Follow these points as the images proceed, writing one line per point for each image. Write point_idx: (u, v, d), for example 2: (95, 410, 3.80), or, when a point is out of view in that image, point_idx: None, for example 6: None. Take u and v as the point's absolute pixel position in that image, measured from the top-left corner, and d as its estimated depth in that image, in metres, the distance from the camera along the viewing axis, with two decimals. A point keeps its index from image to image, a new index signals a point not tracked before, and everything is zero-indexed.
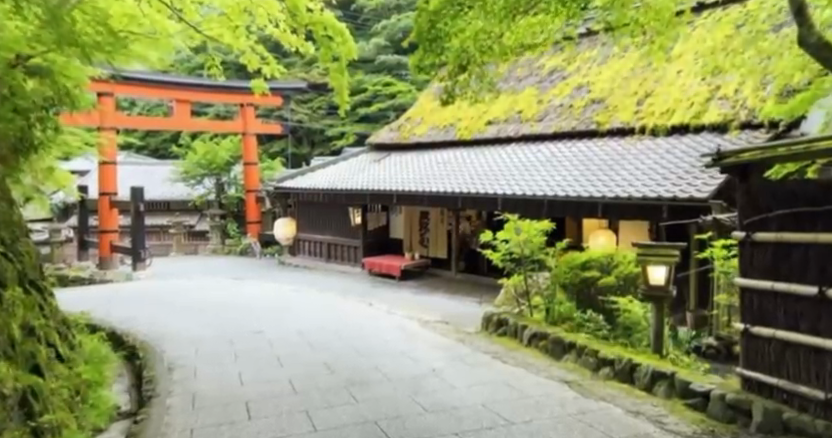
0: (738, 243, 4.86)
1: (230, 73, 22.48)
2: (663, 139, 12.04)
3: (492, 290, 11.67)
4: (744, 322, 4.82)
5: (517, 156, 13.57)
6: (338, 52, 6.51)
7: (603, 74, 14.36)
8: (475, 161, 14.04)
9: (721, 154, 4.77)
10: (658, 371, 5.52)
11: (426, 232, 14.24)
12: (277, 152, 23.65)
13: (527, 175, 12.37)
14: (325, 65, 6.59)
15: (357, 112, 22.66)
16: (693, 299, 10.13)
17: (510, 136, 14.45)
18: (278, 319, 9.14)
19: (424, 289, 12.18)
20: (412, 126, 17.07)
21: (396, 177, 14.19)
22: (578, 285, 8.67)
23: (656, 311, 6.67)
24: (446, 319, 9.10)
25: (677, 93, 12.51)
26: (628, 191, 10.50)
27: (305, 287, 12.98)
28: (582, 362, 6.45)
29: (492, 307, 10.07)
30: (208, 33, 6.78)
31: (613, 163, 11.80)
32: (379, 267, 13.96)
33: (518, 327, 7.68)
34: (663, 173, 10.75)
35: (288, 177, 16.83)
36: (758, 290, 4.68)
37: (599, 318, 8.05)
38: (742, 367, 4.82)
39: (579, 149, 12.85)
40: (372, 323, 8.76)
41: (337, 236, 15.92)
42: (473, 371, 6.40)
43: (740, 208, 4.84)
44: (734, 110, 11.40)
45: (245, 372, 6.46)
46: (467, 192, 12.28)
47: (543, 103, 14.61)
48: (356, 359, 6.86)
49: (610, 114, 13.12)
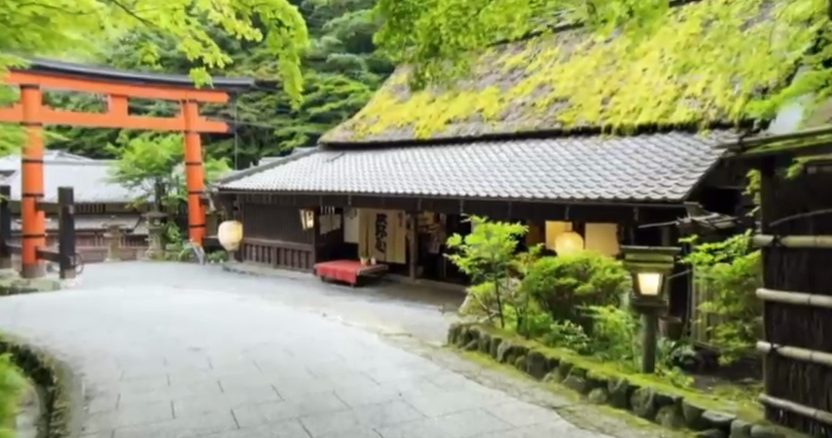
0: (762, 249, 4.18)
1: (172, 68, 21.10)
2: (631, 139, 11.41)
3: (456, 297, 10.88)
4: (770, 341, 4.16)
5: (478, 156, 12.74)
6: (288, 35, 5.63)
7: (566, 72, 13.54)
8: (433, 161, 13.15)
9: (743, 142, 4.11)
10: (662, 395, 4.82)
11: (383, 236, 13.40)
12: (223, 152, 22.31)
13: (490, 176, 11.56)
14: (274, 49, 5.66)
15: (308, 112, 21.49)
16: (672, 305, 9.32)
17: (470, 135, 13.58)
18: (220, 333, 8.11)
19: (382, 297, 11.32)
20: (367, 125, 16.01)
21: (350, 178, 13.24)
22: (551, 293, 7.78)
23: (646, 323, 5.95)
24: (408, 331, 8.23)
25: (644, 91, 11.89)
26: (597, 192, 9.83)
27: (252, 295, 11.97)
28: (568, 382, 5.71)
29: (456, 316, 9.26)
30: (141, 14, 5.57)
31: (580, 164, 11.11)
32: (332, 273, 13.02)
33: (490, 340, 6.85)
34: (635, 173, 10.12)
35: (234, 177, 15.71)
36: (789, 304, 4.02)
37: (578, 330, 7.27)
38: (767, 393, 4.18)
39: (543, 149, 12.09)
40: (326, 337, 7.84)
41: (287, 241, 14.88)
42: (445, 395, 5.57)
43: (764, 208, 4.16)
44: (703, 109, 10.86)
45: (178, 400, 5.50)
46: (427, 193, 11.42)
47: (505, 102, 13.76)
48: (309, 382, 5.96)
49: (574, 113, 12.40)
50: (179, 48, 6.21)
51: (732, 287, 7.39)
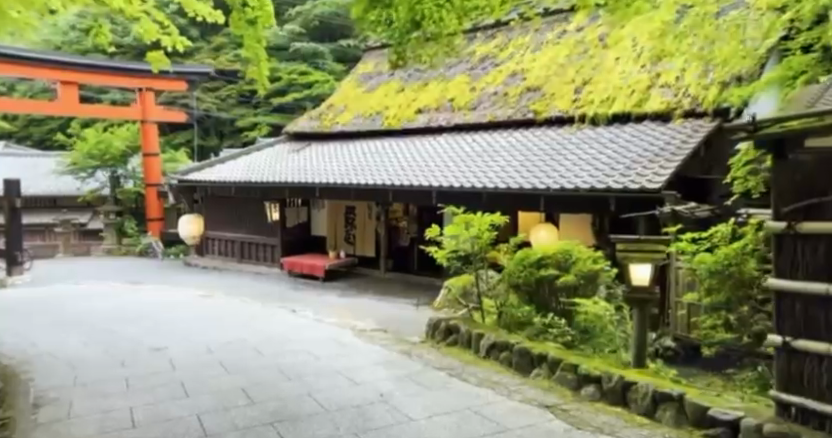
0: (774, 236, 3.92)
1: (126, 56, 20.23)
2: (605, 129, 10.98)
3: (430, 291, 10.52)
4: (781, 334, 3.91)
5: (450, 144, 12.22)
6: (254, 16, 5.26)
7: (537, 61, 12.96)
8: (403, 149, 12.61)
9: (756, 122, 3.81)
10: (661, 392, 4.55)
11: (352, 228, 13.03)
12: (181, 144, 21.46)
13: (462, 166, 11.07)
14: (238, 31, 5.32)
15: (270, 102, 20.78)
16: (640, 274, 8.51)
17: (441, 126, 12.88)
18: (182, 333, 7.62)
19: (352, 291, 10.91)
20: (334, 114, 15.13)
21: (318, 169, 12.71)
22: (533, 286, 7.30)
23: (636, 317, 5.67)
24: (383, 326, 7.85)
25: (617, 81, 11.44)
26: (573, 182, 9.51)
27: (215, 291, 11.45)
28: (558, 379, 5.39)
29: (431, 310, 8.91)
30: None
31: (555, 153, 10.64)
32: (299, 267, 12.56)
33: (472, 335, 6.48)
34: (611, 163, 9.82)
35: (194, 169, 15.07)
36: (804, 294, 3.76)
37: (562, 323, 6.97)
38: (778, 389, 3.93)
39: (516, 139, 11.60)
40: (297, 334, 7.40)
41: (251, 235, 14.33)
42: (429, 395, 5.21)
43: (776, 192, 3.87)
44: (678, 98, 10.54)
45: (137, 406, 5.03)
46: (398, 185, 10.94)
47: (477, 91, 13.12)
48: (282, 384, 5.54)
49: (547, 102, 11.87)
50: (135, 30, 5.74)
51: (714, 277, 7.17)
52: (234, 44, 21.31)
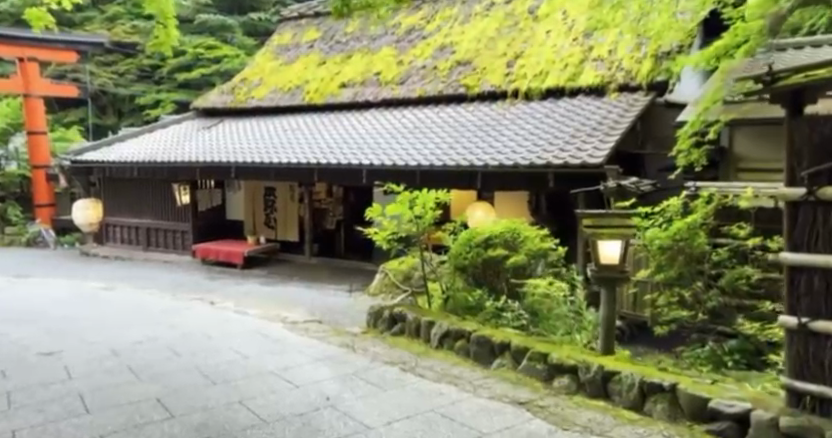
0: (788, 205, 3.46)
1: (5, 25, 18.18)
2: (539, 104, 9.90)
3: (360, 276, 9.75)
4: (794, 316, 3.47)
5: (380, 117, 11.14)
6: None
7: (467, 33, 11.97)
8: (328, 125, 11.51)
9: (773, 74, 3.39)
10: (650, 383, 4.06)
11: (272, 212, 12.13)
12: (73, 122, 19.49)
13: (393, 140, 9.98)
14: None
15: (175, 78, 19.16)
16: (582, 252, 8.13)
17: (368, 101, 11.63)
18: (77, 333, 6.54)
19: (274, 279, 10.02)
20: (248, 88, 13.91)
21: (233, 148, 11.55)
22: (481, 268, 6.55)
23: (605, 299, 5.14)
24: (317, 317, 7.04)
25: (549, 53, 10.44)
26: (512, 158, 8.42)
27: (118, 283, 10.29)
28: (526, 371, 4.79)
29: (365, 296, 8.15)
30: None
31: (489, 129, 9.45)
32: (214, 255, 11.53)
33: (420, 324, 5.81)
34: (549, 137, 8.76)
35: (90, 148, 13.58)
36: (823, 268, 3.33)
37: (516, 306, 6.24)
38: (791, 377, 3.51)
39: (447, 115, 10.38)
40: (219, 330, 6.51)
41: (158, 220, 13.10)
42: (382, 396, 4.52)
43: (791, 156, 3.44)
44: (611, 72, 9.68)
45: (22, 429, 4.09)
46: (324, 163, 9.89)
47: (404, 65, 11.99)
48: (207, 391, 4.69)
49: (479, 76, 10.71)
50: None
51: (664, 253, 6.75)
52: (131, 14, 19.46)
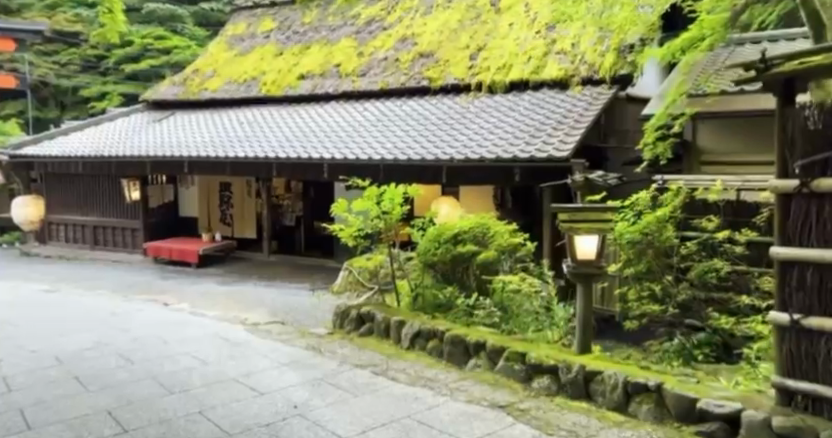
0: (781, 197, 3.35)
1: None
2: (503, 97, 9.64)
3: (321, 274, 9.45)
4: (785, 312, 3.36)
5: (341, 109, 10.81)
6: None
7: (429, 25, 11.71)
8: (286, 117, 11.14)
9: (766, 61, 3.27)
10: (635, 383, 3.91)
11: (228, 208, 11.87)
12: (12, 115, 18.52)
13: (354, 134, 9.67)
14: None
15: (122, 69, 18.40)
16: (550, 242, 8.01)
17: (327, 93, 11.30)
18: (17, 341, 6.08)
19: (231, 278, 9.65)
20: (201, 80, 13.41)
21: (187, 142, 11.08)
22: (450, 265, 6.33)
23: (582, 295, 4.98)
24: (279, 318, 6.74)
25: (512, 46, 10.21)
26: (478, 151, 8.17)
27: (65, 285, 9.77)
28: (503, 373, 4.61)
29: (328, 294, 7.88)
30: None
31: (453, 123, 9.18)
32: (167, 253, 11.07)
33: (390, 324, 5.58)
34: (515, 130, 8.55)
35: (30, 142, 12.88)
36: (816, 262, 3.22)
37: (488, 304, 6.03)
38: (782, 375, 3.40)
39: (410, 108, 10.10)
40: (175, 334, 6.16)
41: (106, 217, 12.53)
42: (353, 403, 4.28)
43: (782, 148, 3.33)
44: (574, 65, 9.44)
45: None
46: (284, 157, 9.54)
47: (365, 56, 11.67)
48: (163, 402, 4.37)
49: (442, 68, 10.46)
50: None
51: (633, 246, 6.62)
52: (73, 1, 18.56)
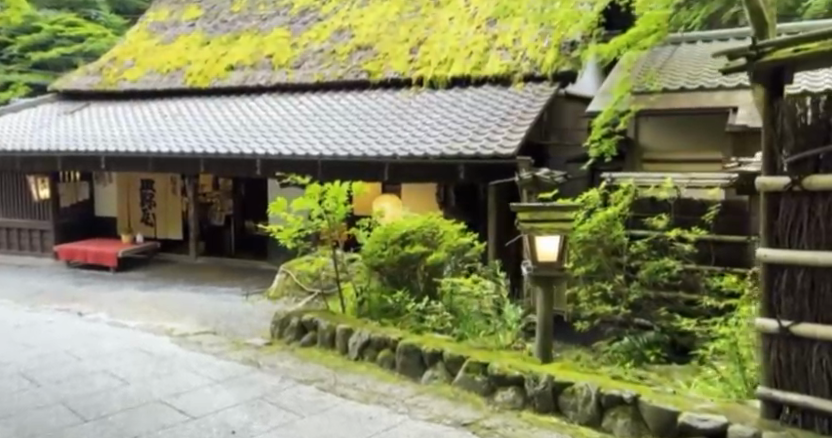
0: (770, 196, 3.13)
1: None
2: (444, 93, 9.21)
3: (254, 277, 8.90)
4: (773, 317, 3.15)
5: (274, 103, 10.24)
6: None
7: (366, 17, 11.27)
8: (214, 110, 10.48)
9: (757, 48, 3.04)
10: (608, 395, 3.65)
11: (149, 207, 11.10)
12: None
13: (288, 129, 9.13)
14: None
15: (28, 57, 16.93)
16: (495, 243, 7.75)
17: (259, 86, 10.68)
18: None
19: (155, 282, 8.97)
20: (119, 69, 12.51)
21: (104, 135, 10.26)
22: (397, 266, 5.93)
23: (543, 299, 4.69)
24: (209, 328, 6.19)
25: (453, 40, 9.85)
26: (421, 148, 7.78)
27: None
28: (463, 386, 4.27)
29: (263, 299, 7.36)
30: None
31: (394, 119, 8.76)
32: (82, 257, 10.23)
33: (336, 333, 5.16)
34: (459, 126, 8.19)
35: None
36: (807, 264, 3.01)
37: (440, 308, 5.68)
38: (769, 386, 3.18)
39: (348, 103, 9.60)
40: (91, 348, 5.53)
41: (12, 217, 11.50)
42: (300, 426, 3.85)
43: (770, 143, 3.12)
44: (515, 61, 9.06)
45: None
46: (212, 153, 8.94)
47: (299, 48, 11.13)
48: (76, 432, 3.82)
49: (381, 62, 10.00)
50: None
51: (583, 246, 6.35)
52: None
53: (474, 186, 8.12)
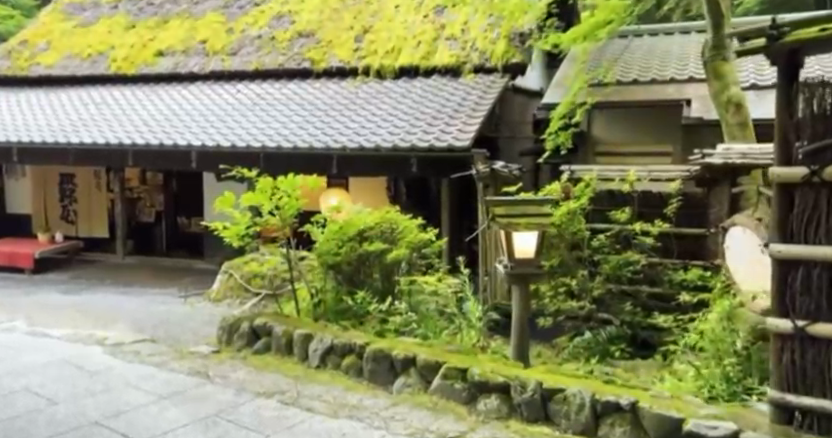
0: (785, 188, 2.92)
1: None
2: (392, 83, 8.85)
3: (190, 277, 8.31)
4: (788, 317, 2.95)
5: (209, 91, 9.62)
6: None
7: (307, 3, 10.78)
8: (142, 99, 9.75)
9: (778, 28, 2.82)
10: (605, 402, 3.40)
11: (69, 203, 10.28)
12: None
13: (226, 120, 8.56)
14: None
15: None
16: (450, 238, 7.44)
17: (191, 73, 10.01)
18: None
19: (79, 284, 8.24)
20: (32, 53, 11.50)
21: (19, 124, 9.39)
22: (355, 264, 5.53)
23: (519, 299, 4.41)
24: (146, 336, 5.63)
25: (400, 29, 9.48)
26: (372, 140, 7.40)
27: None
28: (442, 394, 3.94)
29: (204, 302, 6.82)
30: None
31: (340, 110, 8.33)
32: None
33: (294, 339, 4.73)
34: (409, 117, 7.85)
35: None
36: (825, 261, 2.82)
37: (404, 308, 5.34)
38: (783, 390, 2.99)
39: (289, 92, 9.11)
40: (11, 363, 4.89)
41: None
42: None
43: (784, 130, 2.92)
44: (465, 52, 8.78)
45: None
46: (143, 144, 8.28)
47: (236, 34, 10.53)
48: None
49: (324, 50, 9.55)
50: None
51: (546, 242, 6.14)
52: None
53: (426, 180, 7.82)
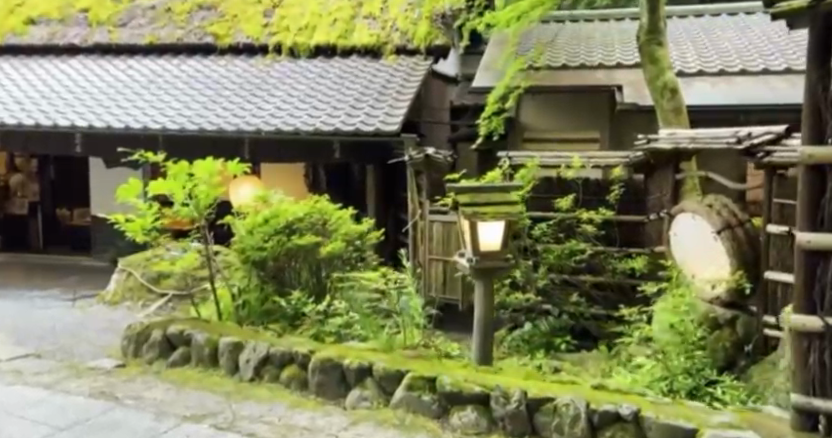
0: (813, 172, 2.63)
1: None
2: (307, 63, 8.16)
3: (75, 276, 7.28)
4: (817, 313, 2.66)
5: (93, 66, 8.51)
6: None
7: None
8: (10, 73, 8.48)
9: None
10: (602, 412, 3.00)
11: None
12: None
13: (115, 98, 7.56)
14: None
15: None
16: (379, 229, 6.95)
17: (71, 45, 8.83)
18: None
19: None
20: None
21: None
22: (286, 259, 4.90)
23: (484, 295, 3.94)
24: (29, 349, 4.72)
25: (313, 5, 8.80)
26: (288, 123, 6.72)
27: None
28: (407, 408, 3.41)
29: (97, 305, 5.91)
30: None
31: (250, 89, 7.57)
32: None
33: (219, 348, 4.04)
34: (328, 99, 7.21)
35: None
36: None
37: (344, 307, 4.76)
38: (810, 395, 2.69)
39: (190, 69, 8.21)
40: None
41: None
42: None
43: (815, 105, 2.63)
44: (385, 31, 8.23)
45: None
46: (15, 124, 7.14)
47: (124, 3, 9.44)
48: None
49: (229, 24, 8.71)
50: None
51: None
52: None
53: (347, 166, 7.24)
